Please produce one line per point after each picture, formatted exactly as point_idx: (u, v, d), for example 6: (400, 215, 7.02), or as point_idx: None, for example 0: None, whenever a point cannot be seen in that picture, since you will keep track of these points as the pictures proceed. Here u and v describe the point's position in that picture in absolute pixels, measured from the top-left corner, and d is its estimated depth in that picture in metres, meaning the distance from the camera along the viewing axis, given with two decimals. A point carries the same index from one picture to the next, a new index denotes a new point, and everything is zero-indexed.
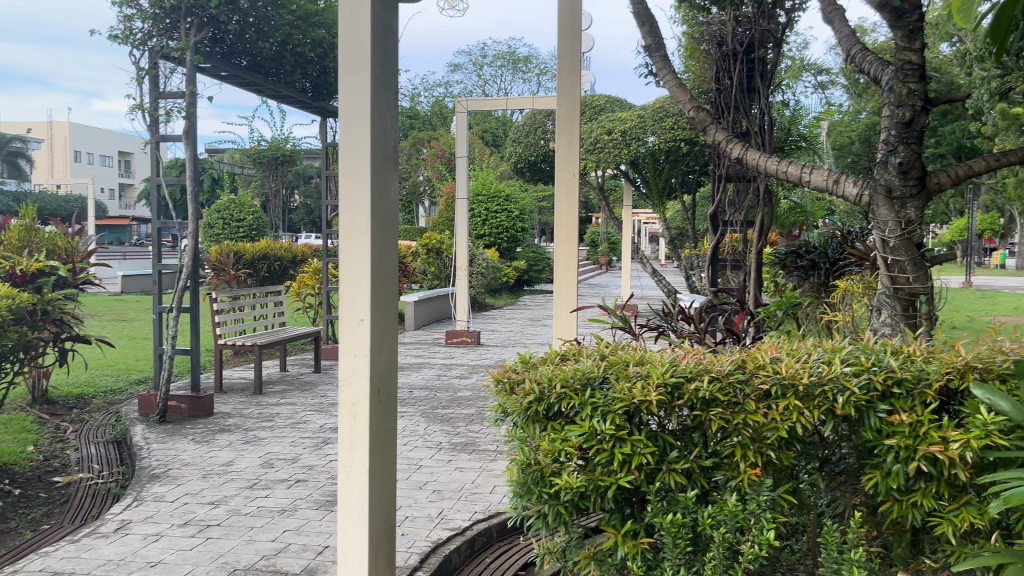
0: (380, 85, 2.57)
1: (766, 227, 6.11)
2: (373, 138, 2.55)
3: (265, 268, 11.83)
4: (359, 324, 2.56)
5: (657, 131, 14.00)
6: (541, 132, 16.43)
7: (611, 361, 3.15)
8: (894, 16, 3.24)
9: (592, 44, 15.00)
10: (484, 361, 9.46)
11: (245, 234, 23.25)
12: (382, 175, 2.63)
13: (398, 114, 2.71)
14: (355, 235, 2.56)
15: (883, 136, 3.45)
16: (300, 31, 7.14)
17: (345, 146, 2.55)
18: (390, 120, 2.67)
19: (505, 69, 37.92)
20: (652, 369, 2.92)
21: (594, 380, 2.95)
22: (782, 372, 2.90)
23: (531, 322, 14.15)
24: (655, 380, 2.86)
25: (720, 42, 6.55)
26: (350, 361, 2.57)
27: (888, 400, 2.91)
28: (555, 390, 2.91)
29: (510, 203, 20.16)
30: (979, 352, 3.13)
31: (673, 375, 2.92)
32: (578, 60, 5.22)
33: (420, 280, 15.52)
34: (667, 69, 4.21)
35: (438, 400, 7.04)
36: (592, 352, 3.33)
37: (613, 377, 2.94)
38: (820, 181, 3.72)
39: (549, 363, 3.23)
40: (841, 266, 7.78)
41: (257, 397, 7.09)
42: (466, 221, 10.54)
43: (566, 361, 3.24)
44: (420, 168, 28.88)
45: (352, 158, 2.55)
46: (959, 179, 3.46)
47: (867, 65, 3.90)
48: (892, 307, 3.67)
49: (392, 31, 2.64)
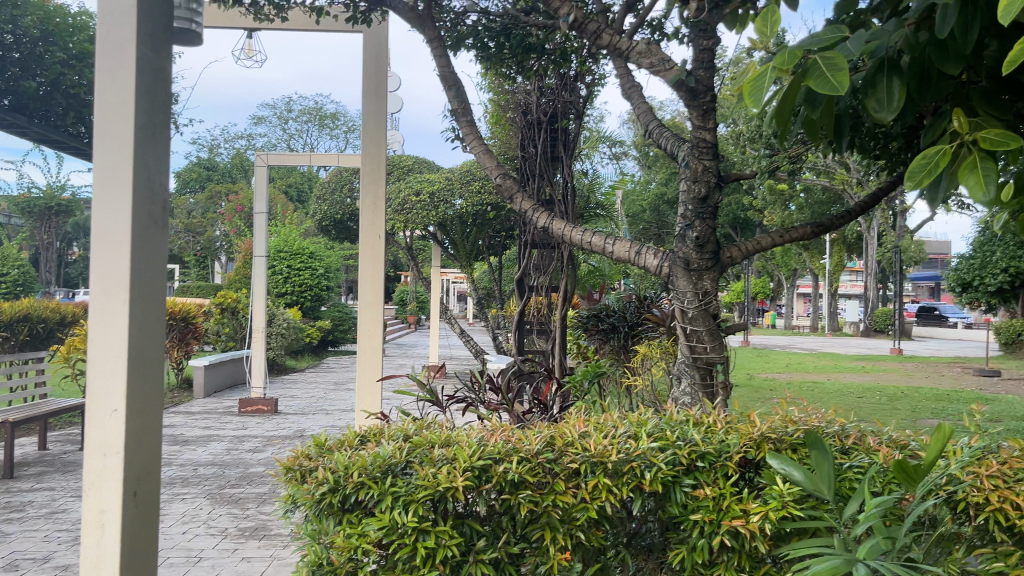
0: (144, 140, 2.29)
1: (570, 292, 6.20)
2: (135, 200, 2.25)
3: (26, 331, 10.48)
4: (111, 416, 2.23)
5: (465, 194, 14.18)
6: (346, 190, 16.11)
7: (414, 442, 2.92)
8: (688, 96, 3.35)
9: (399, 105, 15.02)
10: (281, 431, 8.85)
11: (7, 289, 20.78)
12: (145, 239, 2.33)
13: (167, 170, 2.43)
14: (109, 311, 2.23)
15: (680, 211, 3.54)
16: (75, 71, 6.47)
17: (98, 209, 2.23)
18: (157, 175, 2.38)
19: (311, 125, 37.28)
20: (459, 451, 2.72)
21: (396, 466, 2.71)
22: (591, 448, 2.81)
23: (334, 386, 13.57)
24: (461, 464, 2.67)
25: (525, 111, 6.67)
26: (98, 460, 2.24)
27: (692, 474, 2.90)
28: (351, 479, 2.63)
29: (314, 261, 19.51)
30: (772, 422, 3.22)
31: (480, 457, 2.75)
32: (383, 120, 5.07)
33: (212, 342, 14.47)
34: (473, 134, 4.13)
35: (227, 478, 6.41)
36: (394, 433, 3.09)
37: (416, 463, 2.72)
38: (622, 252, 3.76)
39: (346, 448, 2.95)
40: (639, 329, 8.08)
41: (5, 483, 6.11)
42: (264, 280, 9.95)
43: (366, 445, 2.98)
44: (217, 223, 27.41)
45: (106, 222, 2.23)
46: (749, 253, 3.61)
47: (663, 140, 4.03)
48: (692, 376, 3.73)
49: (161, 78, 2.38)
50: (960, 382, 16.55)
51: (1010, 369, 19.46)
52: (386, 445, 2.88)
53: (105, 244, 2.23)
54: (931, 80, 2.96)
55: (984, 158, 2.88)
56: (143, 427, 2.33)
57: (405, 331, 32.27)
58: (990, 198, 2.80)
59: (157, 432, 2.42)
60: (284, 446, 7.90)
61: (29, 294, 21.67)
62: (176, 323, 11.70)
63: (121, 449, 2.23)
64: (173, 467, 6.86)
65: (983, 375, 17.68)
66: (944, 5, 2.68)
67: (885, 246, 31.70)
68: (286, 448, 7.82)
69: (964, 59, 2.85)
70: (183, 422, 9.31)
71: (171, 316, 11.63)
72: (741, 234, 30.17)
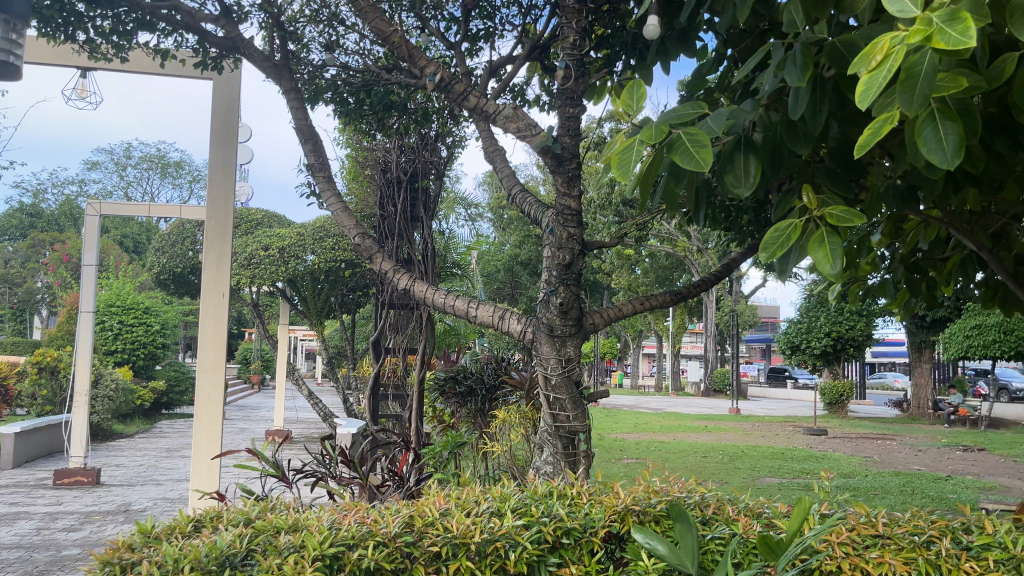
0: None
1: (428, 355, 6.05)
2: None
3: None
4: None
5: (317, 250, 13.78)
6: (189, 242, 15.27)
7: (256, 527, 2.64)
8: (554, 162, 3.34)
9: (250, 156, 14.49)
10: (103, 505, 8.01)
11: None
12: None
13: None
14: None
15: (544, 275, 3.49)
16: None
17: None
18: None
19: (152, 173, 35.41)
20: (309, 538, 2.47)
21: (235, 558, 2.43)
22: (452, 529, 2.63)
23: (167, 452, 12.55)
24: (310, 552, 2.43)
25: (384, 168, 6.53)
26: None
27: (558, 552, 2.77)
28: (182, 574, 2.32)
29: (149, 316, 18.24)
30: (636, 494, 3.16)
31: (331, 544, 2.51)
32: (231, 170, 4.83)
33: (26, 405, 13.08)
34: (330, 190, 3.93)
35: (34, 563, 5.67)
36: (235, 516, 2.79)
37: (259, 553, 2.45)
38: (486, 316, 3.66)
39: (178, 536, 2.63)
40: (496, 392, 7.98)
41: None
42: (90, 338, 9.11)
43: (201, 532, 2.67)
44: (39, 274, 25.27)
45: None
46: (611, 319, 3.59)
47: (527, 205, 4.01)
48: (554, 445, 3.63)
49: None
50: (793, 440, 17.53)
51: (835, 427, 20.88)
52: (223, 533, 2.58)
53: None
54: (783, 158, 3.08)
55: (830, 234, 3.01)
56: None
57: (249, 391, 30.62)
58: (837, 272, 2.90)
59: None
60: (105, 523, 7.14)
61: None
62: None
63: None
64: None
65: (812, 433, 18.85)
66: (797, 88, 2.78)
67: (722, 310, 33.61)
68: (107, 526, 7.07)
69: (813, 139, 2.97)
70: None
71: None
72: (592, 296, 31.05)
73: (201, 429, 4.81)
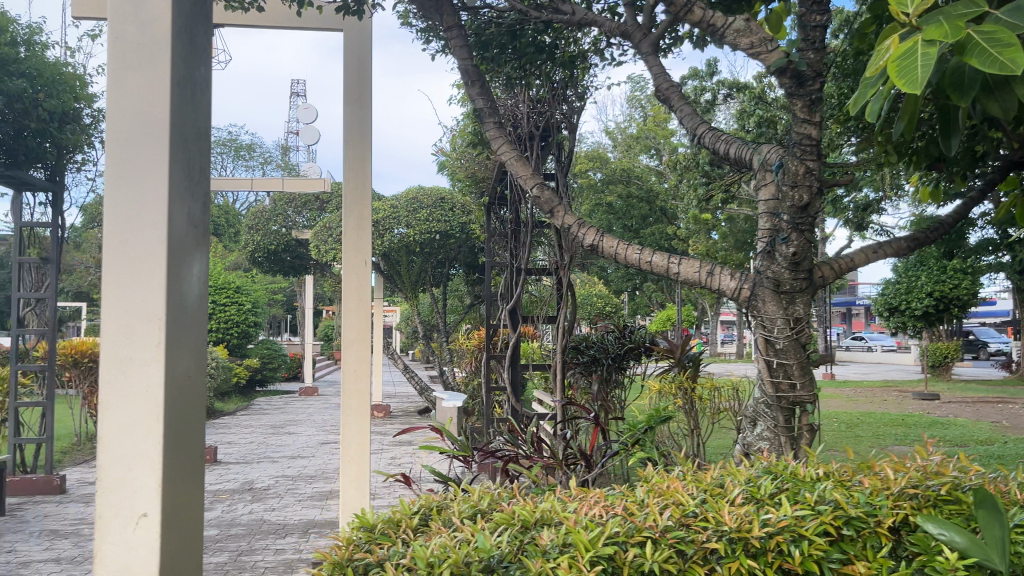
0: (182, 113, 1.80)
1: (570, 324, 5.60)
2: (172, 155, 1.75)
3: None
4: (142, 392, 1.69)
5: (411, 222, 13.57)
6: (281, 219, 15.29)
7: (494, 521, 2.18)
8: (793, 83, 3.10)
9: (318, 136, 14.25)
10: (226, 484, 8.03)
11: None
12: (186, 256, 1.85)
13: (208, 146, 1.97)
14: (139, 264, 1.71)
15: (771, 222, 3.19)
16: None
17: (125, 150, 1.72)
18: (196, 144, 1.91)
19: (226, 156, 35.96)
20: (576, 531, 1.99)
21: (495, 559, 1.92)
22: (725, 520, 2.19)
23: (273, 429, 12.68)
24: (585, 552, 1.93)
25: (513, 125, 6.10)
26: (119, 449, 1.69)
27: (839, 546, 2.31)
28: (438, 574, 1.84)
29: (242, 295, 18.57)
30: (905, 474, 2.65)
31: (602, 541, 2.02)
32: (368, 127, 4.49)
33: None
34: (504, 138, 3.55)
35: None
36: (460, 507, 2.32)
37: (521, 553, 1.96)
38: (692, 273, 3.24)
39: (400, 534, 2.19)
40: (624, 361, 7.49)
41: None
42: None
43: (427, 528, 2.22)
44: None
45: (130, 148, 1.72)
46: (842, 273, 3.22)
47: (721, 145, 3.56)
48: (773, 419, 3.21)
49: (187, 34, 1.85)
50: (904, 405, 16.65)
51: (945, 391, 19.82)
52: (461, 527, 2.12)
53: (127, 256, 1.71)
54: None
55: None
56: (185, 496, 1.82)
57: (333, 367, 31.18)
58: None
59: (199, 497, 1.93)
60: (234, 503, 7.17)
61: None
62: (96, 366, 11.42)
63: (156, 554, 1.70)
64: None
65: (923, 398, 17.94)
66: None
67: None
68: (237, 505, 7.09)
69: None
70: None
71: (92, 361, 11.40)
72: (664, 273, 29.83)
73: (348, 407, 4.54)
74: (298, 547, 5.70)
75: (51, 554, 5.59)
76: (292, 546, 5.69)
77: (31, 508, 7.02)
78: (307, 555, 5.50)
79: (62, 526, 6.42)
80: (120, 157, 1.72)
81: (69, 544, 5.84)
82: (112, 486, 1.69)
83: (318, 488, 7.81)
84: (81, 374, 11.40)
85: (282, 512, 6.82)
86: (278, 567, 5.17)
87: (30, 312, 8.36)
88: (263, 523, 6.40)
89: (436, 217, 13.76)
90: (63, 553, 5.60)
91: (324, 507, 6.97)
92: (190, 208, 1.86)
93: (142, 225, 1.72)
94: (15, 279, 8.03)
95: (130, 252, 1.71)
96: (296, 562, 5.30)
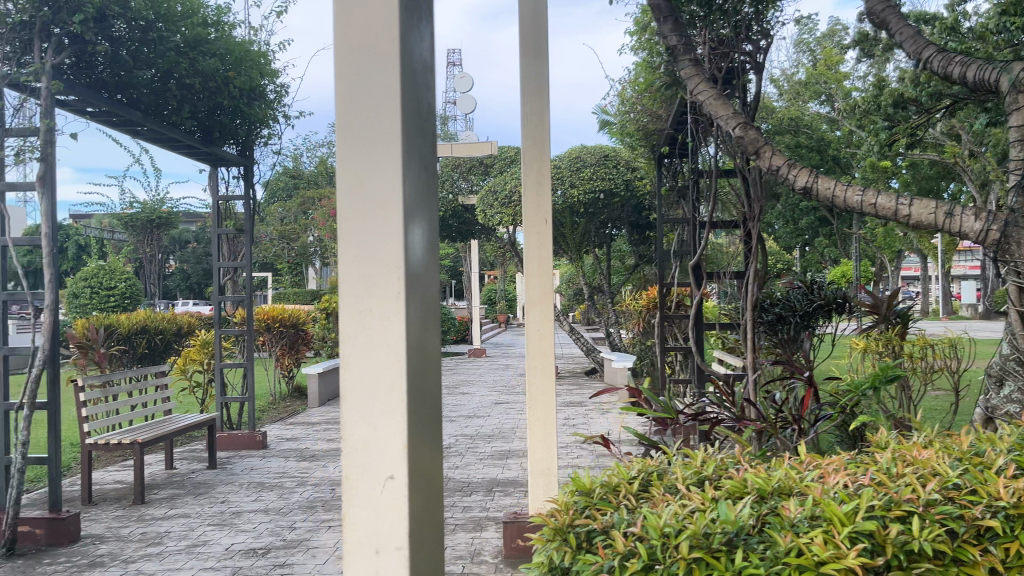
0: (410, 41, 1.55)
1: (759, 279, 5.25)
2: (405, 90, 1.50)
3: (144, 343, 9.26)
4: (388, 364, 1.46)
5: (576, 182, 13.45)
6: (448, 185, 15.66)
7: (727, 491, 2.11)
8: None
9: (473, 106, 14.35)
10: None
11: (115, 302, 22.28)
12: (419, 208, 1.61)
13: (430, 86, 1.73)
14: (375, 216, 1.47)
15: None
16: (187, 61, 6.18)
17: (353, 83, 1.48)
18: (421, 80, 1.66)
19: None
20: (828, 506, 1.90)
21: (743, 536, 1.86)
22: (1001, 495, 2.10)
23: (448, 390, 13.11)
24: (841, 531, 1.83)
25: None
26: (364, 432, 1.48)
27: None
28: (686, 549, 1.78)
29: None
30: None
31: (857, 518, 1.91)
32: (545, 82, 4.44)
33: (317, 349, 14.83)
34: (704, 79, 3.82)
35: None
36: (686, 473, 2.25)
37: (768, 529, 1.90)
38: (928, 216, 3.53)
39: (628, 494, 2.15)
40: (814, 318, 7.01)
41: (138, 509, 5.88)
42: None
43: (654, 492, 2.18)
44: (310, 229, 27.76)
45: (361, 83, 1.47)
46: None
47: (959, 69, 4.37)
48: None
49: None
50: None
51: None
52: (693, 493, 2.06)
53: (363, 202, 1.46)
54: None
55: None
56: (426, 481, 1.61)
57: (498, 331, 31.85)
58: None
59: (433, 480, 1.72)
60: None
61: (136, 306, 23.01)
62: (285, 330, 12.21)
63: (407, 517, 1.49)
64: (311, 488, 6.46)
65: None
66: None
67: None
68: None
69: None
70: (306, 436, 9.09)
71: (281, 325, 12.19)
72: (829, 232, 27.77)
73: (534, 366, 4.55)
74: (485, 504, 5.76)
75: (260, 504, 5.97)
76: (479, 504, 5.76)
77: (239, 462, 7.57)
78: (496, 513, 5.54)
79: (266, 479, 6.86)
80: (350, 90, 1.47)
81: (274, 496, 6.21)
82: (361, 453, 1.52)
83: (497, 447, 7.95)
84: (273, 337, 12.22)
85: (465, 470, 6.97)
86: (468, 525, 5.24)
87: (230, 280, 8.98)
88: (449, 480, 6.55)
89: (600, 175, 13.53)
90: (270, 504, 5.96)
91: (506, 466, 7.05)
92: (427, 146, 1.56)
93: (380, 170, 1.46)
94: (215, 250, 8.60)
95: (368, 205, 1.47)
96: (485, 519, 5.35)
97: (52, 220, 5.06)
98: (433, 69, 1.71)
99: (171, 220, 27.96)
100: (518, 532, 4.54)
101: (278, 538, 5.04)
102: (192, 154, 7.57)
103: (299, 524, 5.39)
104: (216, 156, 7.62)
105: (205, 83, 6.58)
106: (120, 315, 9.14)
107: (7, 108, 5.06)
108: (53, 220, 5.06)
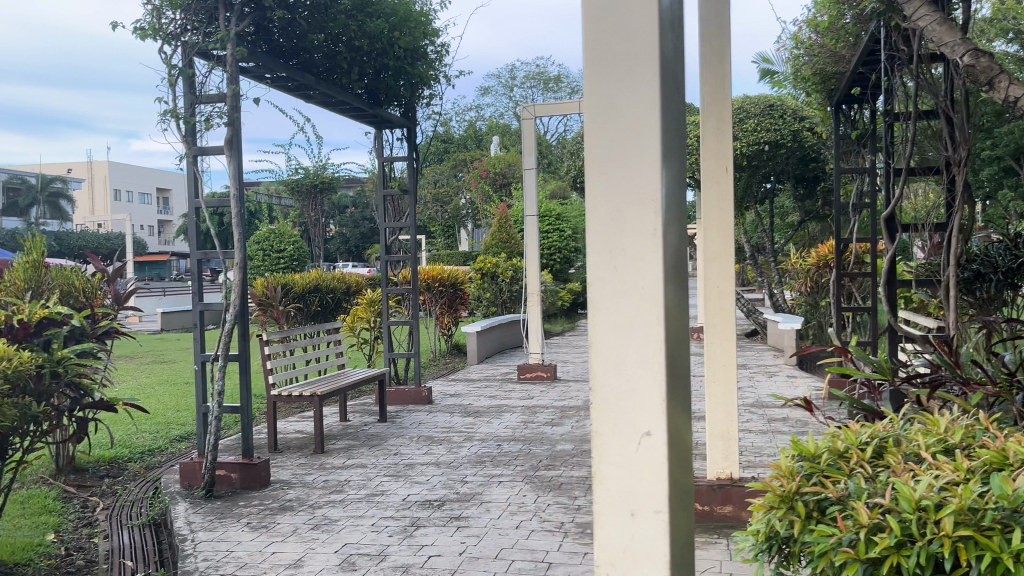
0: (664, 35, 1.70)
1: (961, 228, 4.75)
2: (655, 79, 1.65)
3: (317, 302, 9.74)
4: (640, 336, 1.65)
5: (740, 134, 12.91)
6: None
7: (984, 462, 1.95)
8: None
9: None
10: (571, 401, 8.35)
11: (285, 264, 23.79)
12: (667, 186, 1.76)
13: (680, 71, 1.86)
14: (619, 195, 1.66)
15: None
16: (357, 23, 6.35)
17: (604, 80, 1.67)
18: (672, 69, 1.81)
19: None
20: None
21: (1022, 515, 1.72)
22: None
23: None
24: None
25: None
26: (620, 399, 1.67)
27: None
28: (952, 531, 1.68)
29: (562, 224, 19.70)
30: None
31: None
32: (725, 21, 4.21)
33: (473, 308, 15.15)
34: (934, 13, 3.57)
35: (538, 458, 5.94)
36: (930, 441, 2.11)
37: None
38: None
39: (865, 462, 2.06)
40: (1020, 275, 6.30)
41: (319, 458, 6.18)
42: (535, 239, 9.83)
43: (894, 458, 2.04)
44: (462, 191, 28.33)
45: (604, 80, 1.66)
46: None
47: None
48: None
49: None
50: None
51: None
52: (952, 464, 1.93)
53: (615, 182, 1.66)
54: None
55: None
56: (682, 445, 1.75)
57: None
58: None
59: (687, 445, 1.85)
60: (582, 419, 7.37)
61: (304, 268, 24.43)
62: (444, 289, 12.50)
63: (664, 474, 1.65)
64: (479, 443, 6.55)
65: None
66: None
67: None
68: (586, 421, 7.28)
69: None
70: (468, 392, 9.28)
71: (440, 284, 12.48)
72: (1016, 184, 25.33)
73: (712, 324, 4.34)
74: None
75: (431, 458, 6.11)
76: None
77: (408, 415, 7.82)
78: None
79: (435, 433, 7.04)
80: (602, 87, 1.67)
81: (444, 450, 6.35)
82: (613, 389, 1.68)
83: None
84: (433, 296, 12.55)
85: None
86: None
87: (395, 239, 9.23)
88: None
89: (764, 127, 12.86)
90: (441, 458, 6.09)
91: None
92: (680, 78, 1.72)
93: (637, 91, 1.64)
94: (381, 211, 8.85)
95: (618, 122, 1.65)
96: None
97: (239, 181, 5.35)
98: (679, 58, 1.85)
99: (333, 185, 29.33)
100: (696, 496, 4.36)
101: (452, 491, 5.13)
102: (361, 117, 7.81)
103: (470, 477, 5.47)
104: (382, 118, 7.80)
105: (371, 45, 6.71)
106: (295, 274, 9.64)
107: (196, 76, 5.31)
108: (239, 182, 5.34)
